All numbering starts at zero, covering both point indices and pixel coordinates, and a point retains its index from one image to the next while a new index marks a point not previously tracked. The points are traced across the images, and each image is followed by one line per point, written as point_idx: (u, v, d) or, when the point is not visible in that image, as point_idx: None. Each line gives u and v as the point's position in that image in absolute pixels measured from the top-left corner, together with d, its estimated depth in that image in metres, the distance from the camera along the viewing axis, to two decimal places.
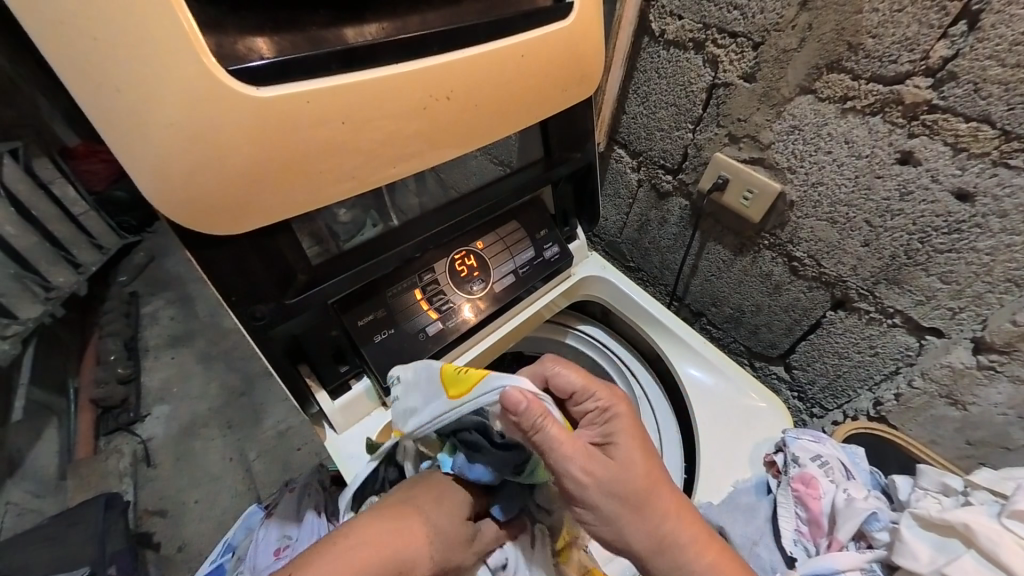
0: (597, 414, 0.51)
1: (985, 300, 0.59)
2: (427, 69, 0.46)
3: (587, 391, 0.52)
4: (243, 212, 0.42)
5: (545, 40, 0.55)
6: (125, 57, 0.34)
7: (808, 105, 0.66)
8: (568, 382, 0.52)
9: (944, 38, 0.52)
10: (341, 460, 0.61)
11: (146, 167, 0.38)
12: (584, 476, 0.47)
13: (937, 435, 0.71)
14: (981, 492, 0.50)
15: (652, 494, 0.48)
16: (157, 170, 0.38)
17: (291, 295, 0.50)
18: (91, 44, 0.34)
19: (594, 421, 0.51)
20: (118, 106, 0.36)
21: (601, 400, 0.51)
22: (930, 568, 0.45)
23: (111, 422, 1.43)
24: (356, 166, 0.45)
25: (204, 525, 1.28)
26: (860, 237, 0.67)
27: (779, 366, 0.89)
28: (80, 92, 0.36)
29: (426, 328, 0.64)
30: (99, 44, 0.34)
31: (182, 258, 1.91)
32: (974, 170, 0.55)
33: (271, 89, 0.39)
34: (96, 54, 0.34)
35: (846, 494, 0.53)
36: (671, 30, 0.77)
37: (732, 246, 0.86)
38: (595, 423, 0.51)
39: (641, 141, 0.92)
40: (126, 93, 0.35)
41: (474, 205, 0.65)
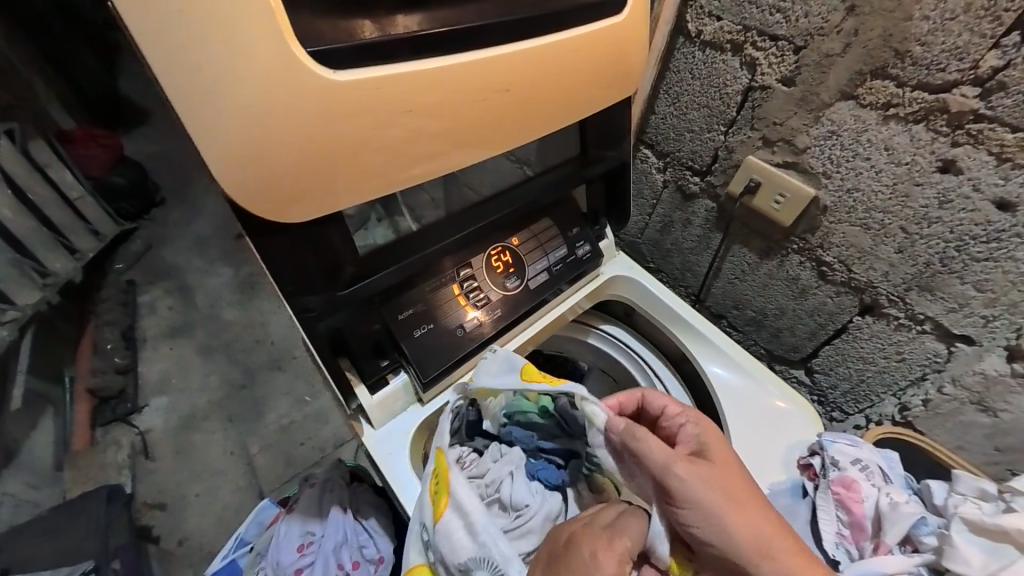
0: (692, 427, 0.53)
1: (1020, 309, 0.60)
2: (490, 59, 0.45)
3: (679, 407, 0.56)
4: (303, 198, 0.41)
5: (598, 34, 0.54)
6: (202, 30, 0.33)
7: (848, 111, 0.66)
8: (658, 404, 0.57)
9: (996, 48, 0.52)
10: (382, 458, 0.59)
11: (216, 148, 0.37)
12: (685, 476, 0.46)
13: (964, 441, 0.71)
14: (1022, 497, 0.51)
15: (748, 503, 0.47)
16: (228, 151, 0.37)
17: (341, 287, 0.49)
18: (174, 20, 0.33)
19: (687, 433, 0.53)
20: (193, 85, 0.35)
21: (690, 418, 0.54)
22: (983, 573, 0.45)
23: (108, 413, 1.39)
24: (415, 157, 0.45)
25: (207, 520, 1.26)
26: (894, 243, 0.68)
27: (799, 369, 0.90)
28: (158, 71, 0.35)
29: (463, 324, 0.63)
30: (177, 15, 0.33)
31: (181, 247, 1.86)
32: (1017, 180, 0.55)
33: (342, 73, 0.38)
34: (175, 26, 0.33)
35: (890, 498, 0.53)
36: (708, 31, 0.77)
37: (759, 250, 0.86)
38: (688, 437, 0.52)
39: (668, 142, 0.92)
40: (202, 70, 0.34)
41: (515, 201, 0.65)
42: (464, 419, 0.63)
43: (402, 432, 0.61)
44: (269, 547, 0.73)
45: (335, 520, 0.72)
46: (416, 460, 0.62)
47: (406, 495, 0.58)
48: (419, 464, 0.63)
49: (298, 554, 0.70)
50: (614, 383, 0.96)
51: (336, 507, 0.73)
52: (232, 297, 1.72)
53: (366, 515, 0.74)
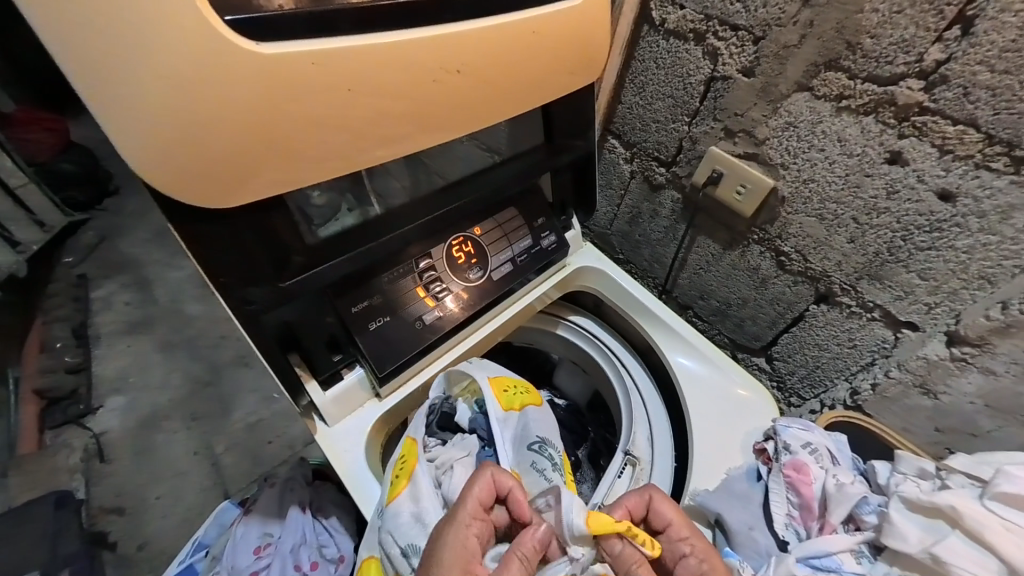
0: (693, 561, 0.47)
1: (960, 296, 0.62)
2: (436, 37, 0.43)
3: (686, 534, 0.48)
4: (235, 184, 0.38)
5: (556, 17, 0.52)
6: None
7: (804, 102, 0.67)
8: (665, 520, 0.49)
9: (939, 42, 0.54)
10: (337, 455, 0.58)
11: (135, 131, 0.34)
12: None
13: (910, 424, 0.74)
14: (958, 476, 0.52)
15: None
16: (148, 134, 0.34)
17: (286, 278, 0.46)
18: None
19: (688, 570, 0.47)
20: (101, 62, 0.32)
21: (694, 548, 0.48)
22: (918, 548, 0.46)
23: (59, 415, 1.32)
24: (359, 140, 0.42)
25: (167, 523, 1.21)
26: (846, 234, 0.70)
27: (760, 357, 0.92)
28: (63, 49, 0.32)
29: (423, 316, 0.62)
30: None
31: (139, 238, 1.76)
32: (957, 172, 0.57)
33: (272, 47, 0.35)
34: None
35: (836, 479, 0.54)
36: (672, 20, 0.77)
37: (722, 241, 0.87)
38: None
39: (635, 132, 0.92)
40: (110, 45, 0.31)
41: (478, 188, 0.64)
42: (438, 412, 0.63)
43: (358, 428, 0.59)
44: (224, 550, 0.70)
45: (295, 520, 0.70)
46: (374, 456, 0.61)
47: (361, 490, 0.56)
48: (378, 459, 0.62)
49: (255, 556, 0.67)
50: (585, 374, 0.96)
51: (296, 506, 0.71)
52: (194, 291, 1.64)
53: (328, 514, 0.72)
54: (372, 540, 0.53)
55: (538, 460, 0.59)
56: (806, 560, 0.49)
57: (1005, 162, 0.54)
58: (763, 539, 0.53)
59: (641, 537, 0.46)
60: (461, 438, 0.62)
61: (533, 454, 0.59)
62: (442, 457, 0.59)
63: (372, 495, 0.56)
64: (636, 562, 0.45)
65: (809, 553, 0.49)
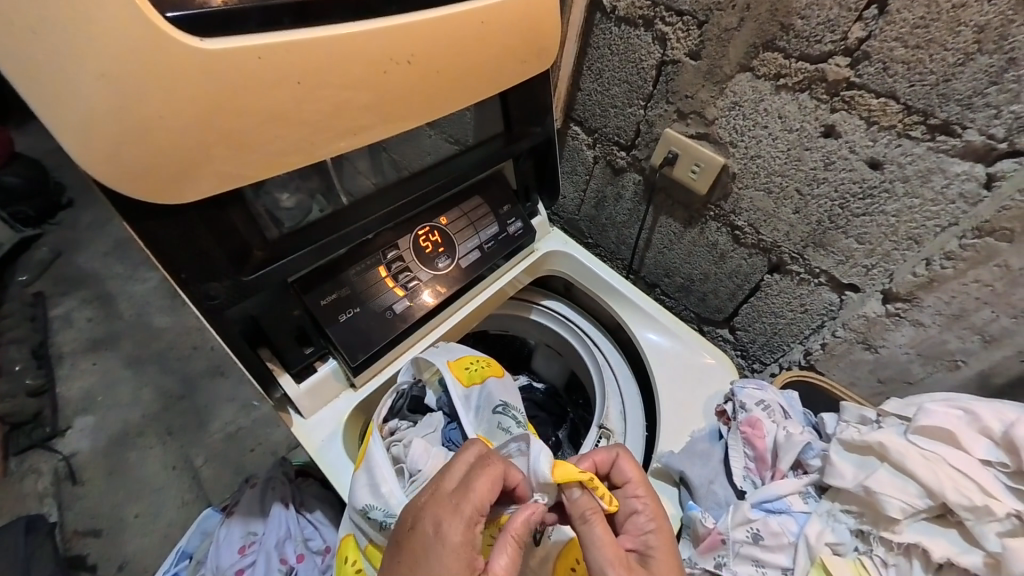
0: (643, 518, 0.50)
1: (892, 257, 0.68)
2: (384, 28, 0.44)
3: (641, 493, 0.51)
4: (187, 177, 0.38)
5: (504, 5, 0.54)
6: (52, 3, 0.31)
7: (746, 83, 0.71)
8: (624, 480, 0.52)
9: (860, 21, 0.58)
10: (312, 444, 0.59)
11: (81, 127, 0.34)
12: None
13: (855, 378, 0.80)
14: (891, 418, 0.57)
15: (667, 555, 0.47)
16: (95, 130, 0.34)
17: (248, 272, 0.47)
18: None
19: (636, 524, 0.49)
20: (46, 59, 0.32)
21: (646, 506, 0.50)
22: (853, 483, 0.50)
23: (23, 440, 1.27)
24: (313, 132, 0.43)
25: (148, 540, 1.18)
26: (791, 205, 0.74)
27: (724, 328, 0.96)
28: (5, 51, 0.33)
29: (393, 306, 0.63)
30: None
31: (96, 251, 1.68)
32: (883, 141, 0.62)
33: (215, 42, 0.36)
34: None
35: (786, 430, 0.59)
36: (621, 7, 0.79)
37: (682, 219, 0.91)
38: (638, 530, 0.49)
39: (595, 119, 0.95)
40: (52, 43, 0.32)
41: (439, 177, 0.65)
42: (408, 396, 0.65)
43: (334, 418, 0.60)
44: (207, 553, 0.70)
45: (277, 517, 0.70)
46: (350, 443, 0.62)
47: (337, 475, 0.58)
48: (355, 446, 0.63)
49: (239, 554, 0.67)
50: (561, 356, 0.98)
51: (279, 503, 0.71)
52: (161, 302, 1.59)
53: (312, 508, 0.73)
54: (347, 520, 0.55)
55: (502, 421, 0.62)
56: (759, 504, 0.54)
57: (922, 130, 0.59)
58: (722, 491, 0.57)
59: (601, 490, 0.47)
60: (427, 417, 0.64)
61: (497, 417, 0.62)
62: (406, 435, 0.59)
63: (348, 480, 0.58)
64: (591, 509, 0.46)
65: (761, 498, 0.54)
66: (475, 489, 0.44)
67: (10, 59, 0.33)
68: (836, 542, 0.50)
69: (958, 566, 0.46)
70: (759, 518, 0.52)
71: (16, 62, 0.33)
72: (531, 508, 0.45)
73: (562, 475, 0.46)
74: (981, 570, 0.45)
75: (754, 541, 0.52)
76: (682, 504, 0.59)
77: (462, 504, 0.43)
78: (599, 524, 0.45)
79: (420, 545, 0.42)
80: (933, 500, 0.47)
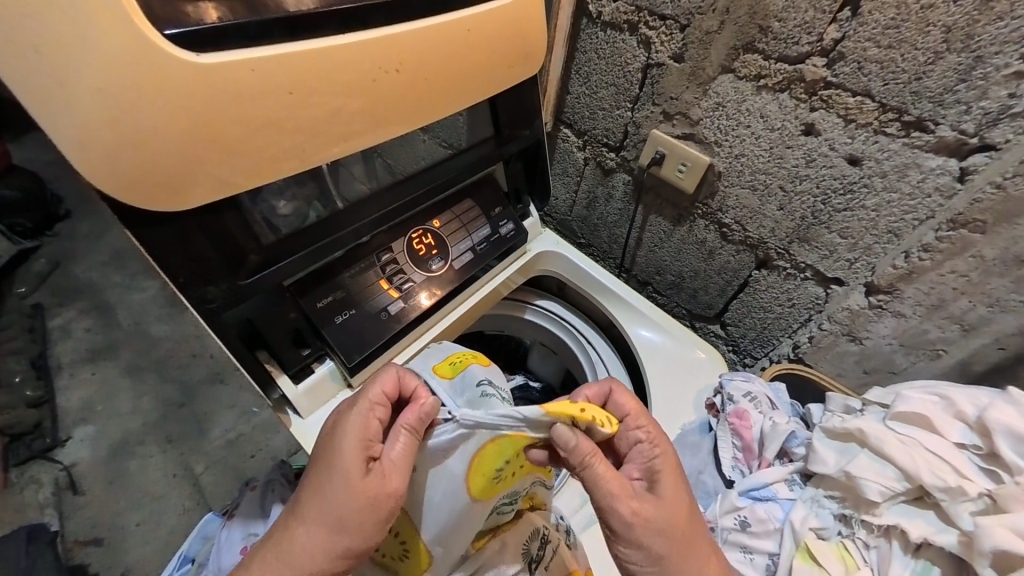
0: (648, 446, 0.50)
1: (874, 251, 0.69)
2: (374, 39, 0.46)
3: (637, 421, 0.52)
4: (184, 185, 0.40)
5: (489, 15, 0.55)
6: (54, 21, 0.33)
7: (729, 83, 0.73)
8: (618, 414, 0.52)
9: (834, 22, 0.60)
10: (311, 446, 0.60)
11: (82, 140, 0.36)
12: (632, 520, 0.45)
13: (842, 369, 0.82)
14: (874, 406, 0.58)
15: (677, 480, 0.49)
16: (93, 143, 0.36)
17: (246, 275, 0.48)
18: (17, 10, 0.32)
19: (642, 453, 0.50)
20: (48, 76, 0.34)
21: (649, 434, 0.51)
22: (835, 469, 0.52)
23: (23, 450, 1.28)
24: (306, 140, 0.45)
25: (149, 548, 1.19)
26: (776, 202, 0.76)
27: (715, 324, 0.98)
28: (8, 69, 0.34)
29: (388, 308, 0.64)
30: (24, 7, 0.32)
31: (95, 262, 1.69)
32: (861, 138, 0.64)
33: (210, 57, 0.37)
34: (23, 19, 0.32)
35: (772, 420, 0.60)
36: (607, 12, 0.81)
37: (671, 217, 0.93)
38: (641, 457, 0.50)
39: (585, 121, 0.96)
40: (53, 61, 0.33)
41: (430, 181, 0.66)
42: None
43: None
44: (209, 556, 0.71)
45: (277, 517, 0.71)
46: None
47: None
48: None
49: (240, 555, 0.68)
50: (556, 354, 1.00)
51: (279, 504, 0.72)
52: (159, 311, 1.59)
53: None
54: None
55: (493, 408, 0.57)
56: (746, 492, 0.55)
57: (897, 127, 0.60)
58: (711, 480, 0.60)
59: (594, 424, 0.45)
60: None
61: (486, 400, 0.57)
62: None
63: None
64: (590, 453, 0.44)
65: (748, 486, 0.56)
66: (371, 388, 0.49)
67: (16, 78, 0.35)
68: (819, 526, 0.51)
69: (935, 546, 0.48)
70: (746, 505, 0.54)
71: (16, 77, 0.34)
72: (421, 402, 0.47)
73: (557, 409, 0.43)
74: (957, 548, 0.46)
75: (741, 528, 0.54)
76: None
77: (359, 398, 0.49)
78: (600, 461, 0.45)
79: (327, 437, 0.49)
80: (911, 483, 0.49)
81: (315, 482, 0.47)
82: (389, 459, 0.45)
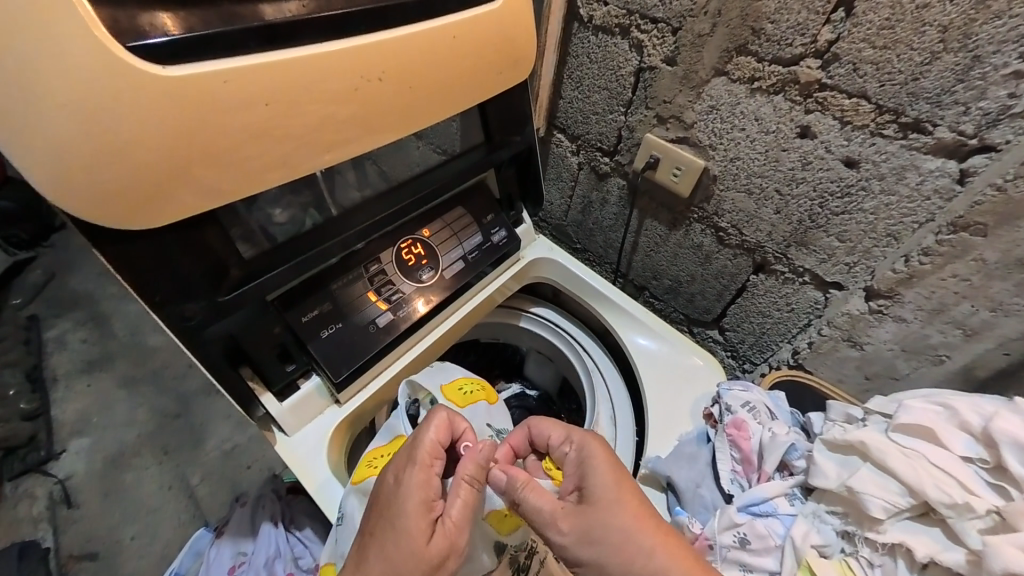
0: (574, 458, 0.51)
1: (872, 254, 0.68)
2: (355, 47, 0.45)
3: (563, 435, 0.53)
4: (158, 201, 0.38)
5: (474, 21, 0.54)
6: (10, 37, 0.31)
7: (722, 86, 0.72)
8: (544, 435, 0.54)
9: (828, 23, 0.58)
10: (297, 461, 0.58)
11: (46, 157, 0.34)
12: (566, 539, 0.45)
13: (843, 375, 0.80)
14: (875, 416, 0.57)
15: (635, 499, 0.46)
16: (59, 160, 0.34)
17: (224, 292, 0.47)
18: None
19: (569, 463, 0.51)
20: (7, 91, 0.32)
21: (575, 447, 0.51)
22: (836, 483, 0.50)
23: (17, 464, 1.27)
24: (287, 152, 0.44)
25: (143, 562, 1.17)
26: (772, 206, 0.75)
27: (714, 329, 0.96)
28: None
29: (377, 320, 0.63)
30: None
31: (91, 273, 1.68)
32: (857, 141, 0.63)
33: (180, 69, 0.36)
34: None
35: (771, 432, 0.58)
36: (598, 16, 0.80)
37: (667, 222, 0.92)
38: (574, 467, 0.50)
39: (578, 126, 0.95)
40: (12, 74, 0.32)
41: (419, 189, 0.65)
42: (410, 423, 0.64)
43: (318, 435, 0.60)
44: None
45: (266, 535, 0.69)
46: (335, 458, 0.61)
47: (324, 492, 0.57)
48: (341, 460, 0.62)
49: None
50: (551, 362, 0.98)
51: (269, 521, 0.70)
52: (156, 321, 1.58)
53: (303, 525, 0.72)
54: (331, 544, 0.55)
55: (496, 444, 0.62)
56: (746, 508, 0.53)
57: (894, 128, 0.59)
58: (709, 494, 0.57)
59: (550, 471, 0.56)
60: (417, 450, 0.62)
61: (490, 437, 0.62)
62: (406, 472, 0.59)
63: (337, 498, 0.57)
64: (521, 480, 0.48)
65: (747, 501, 0.53)
66: (424, 438, 0.49)
67: None
68: (821, 544, 0.50)
69: (941, 565, 0.46)
70: (745, 521, 0.52)
71: None
72: (477, 447, 0.49)
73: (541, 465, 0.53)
74: (964, 567, 0.45)
75: (741, 545, 0.51)
76: (671, 509, 0.59)
77: (416, 451, 0.48)
78: (532, 491, 0.48)
79: (385, 495, 0.47)
80: (914, 498, 0.47)
81: (374, 543, 0.45)
82: (452, 515, 0.46)
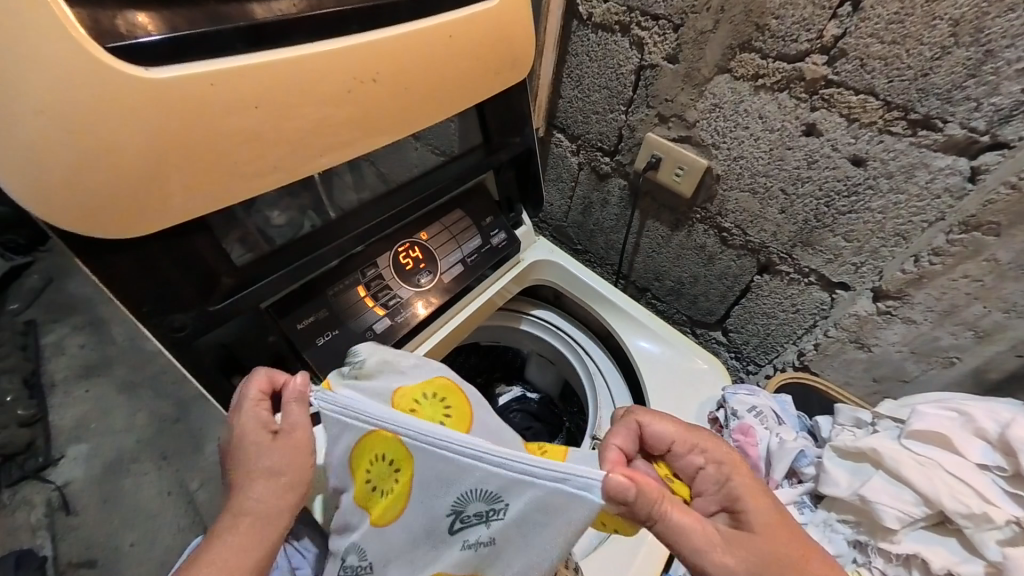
0: (712, 471, 0.46)
1: (880, 254, 0.66)
2: (349, 48, 0.43)
3: (688, 442, 0.47)
4: (150, 208, 0.37)
5: (471, 20, 0.53)
6: None
7: (725, 84, 0.70)
8: (662, 437, 0.47)
9: (835, 18, 0.57)
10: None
11: (35, 165, 0.33)
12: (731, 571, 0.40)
13: (850, 377, 0.79)
14: (886, 420, 0.55)
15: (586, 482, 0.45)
16: (48, 168, 0.33)
17: (215, 301, 0.46)
18: None
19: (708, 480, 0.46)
20: None
21: (709, 456, 0.47)
22: (848, 492, 0.49)
23: (15, 471, 1.25)
24: (282, 154, 0.42)
25: (142, 570, 1.16)
26: (777, 205, 0.73)
27: (717, 331, 0.95)
28: None
29: (374, 326, 0.62)
30: None
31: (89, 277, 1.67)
32: (865, 138, 0.61)
33: (168, 71, 0.35)
34: None
35: (778, 437, 0.57)
36: (597, 14, 0.79)
37: (669, 222, 0.90)
38: (713, 485, 0.46)
39: (578, 125, 0.94)
40: None
41: (416, 192, 0.63)
42: None
43: None
44: None
45: None
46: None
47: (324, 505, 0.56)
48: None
49: None
50: (552, 365, 0.97)
51: None
52: None
53: None
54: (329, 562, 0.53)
55: None
56: None
57: (904, 125, 0.58)
58: None
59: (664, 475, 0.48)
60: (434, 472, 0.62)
61: None
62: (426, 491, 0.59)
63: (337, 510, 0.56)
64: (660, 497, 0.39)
65: None
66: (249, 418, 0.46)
67: None
68: (833, 554, 0.49)
69: None
70: None
71: None
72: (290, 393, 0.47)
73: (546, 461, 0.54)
74: None
75: None
76: None
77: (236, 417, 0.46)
78: (674, 508, 0.40)
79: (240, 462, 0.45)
80: (930, 508, 0.46)
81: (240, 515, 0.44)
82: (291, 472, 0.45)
